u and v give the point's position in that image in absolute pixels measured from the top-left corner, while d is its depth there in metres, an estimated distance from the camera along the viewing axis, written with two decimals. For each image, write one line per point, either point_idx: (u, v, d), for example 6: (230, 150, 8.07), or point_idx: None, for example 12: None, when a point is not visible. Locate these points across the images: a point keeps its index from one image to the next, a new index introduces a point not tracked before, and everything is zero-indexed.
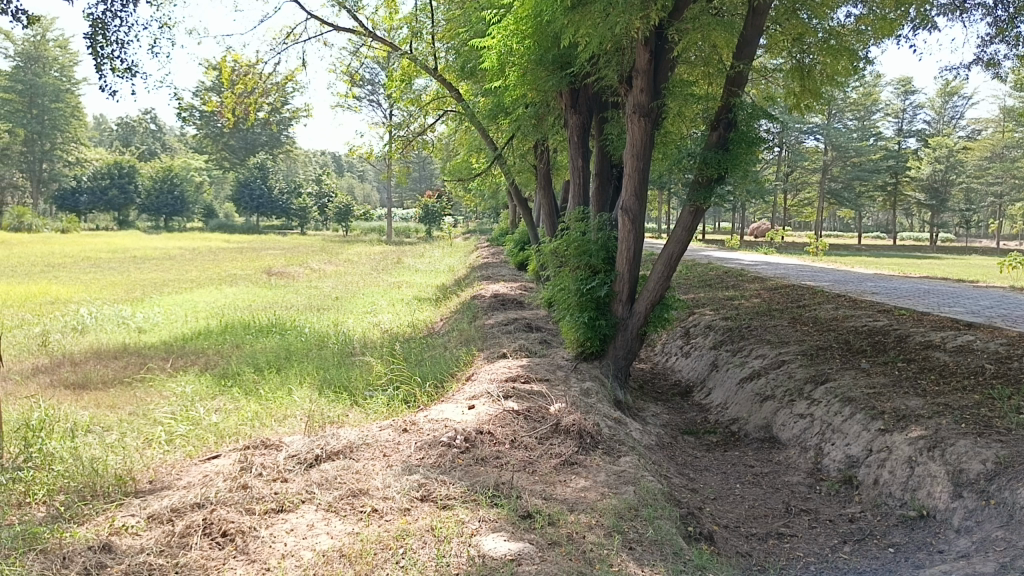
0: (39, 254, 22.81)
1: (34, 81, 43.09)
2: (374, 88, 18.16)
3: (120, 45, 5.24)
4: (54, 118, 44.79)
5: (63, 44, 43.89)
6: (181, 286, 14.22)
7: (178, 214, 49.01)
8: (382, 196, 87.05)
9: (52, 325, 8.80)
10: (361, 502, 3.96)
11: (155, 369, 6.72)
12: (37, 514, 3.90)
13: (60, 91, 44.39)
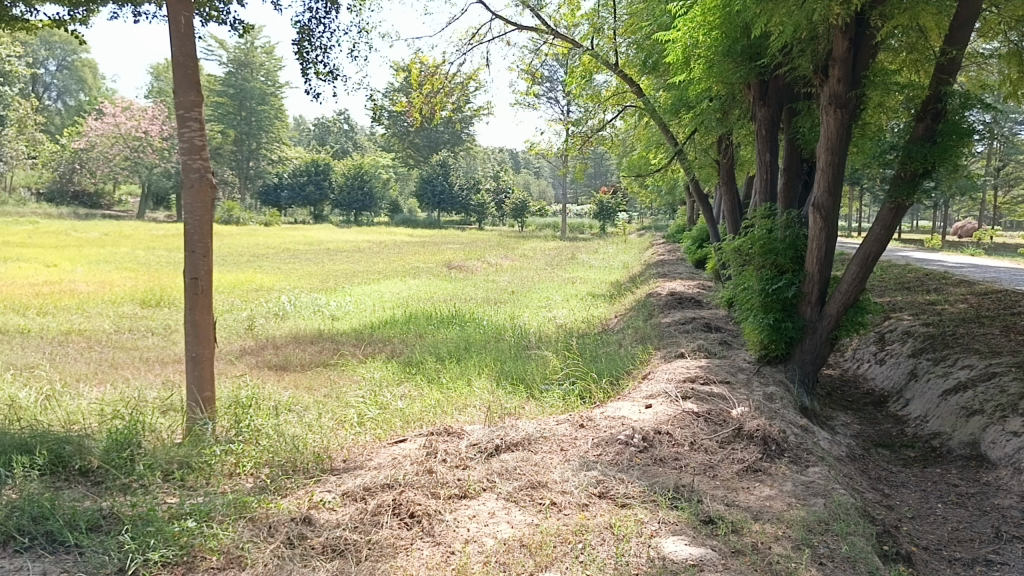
0: (250, 245, 24.92)
1: (244, 86, 46.95)
2: (553, 85, 18.37)
3: (324, 50, 5.56)
4: (260, 119, 48.48)
5: (270, 51, 47.54)
6: (369, 277, 15.01)
7: (366, 208, 51.85)
8: (558, 192, 87.89)
9: (257, 310, 9.57)
10: (540, 494, 4.00)
11: (347, 354, 7.13)
12: (246, 484, 4.24)
13: (266, 94, 47.88)
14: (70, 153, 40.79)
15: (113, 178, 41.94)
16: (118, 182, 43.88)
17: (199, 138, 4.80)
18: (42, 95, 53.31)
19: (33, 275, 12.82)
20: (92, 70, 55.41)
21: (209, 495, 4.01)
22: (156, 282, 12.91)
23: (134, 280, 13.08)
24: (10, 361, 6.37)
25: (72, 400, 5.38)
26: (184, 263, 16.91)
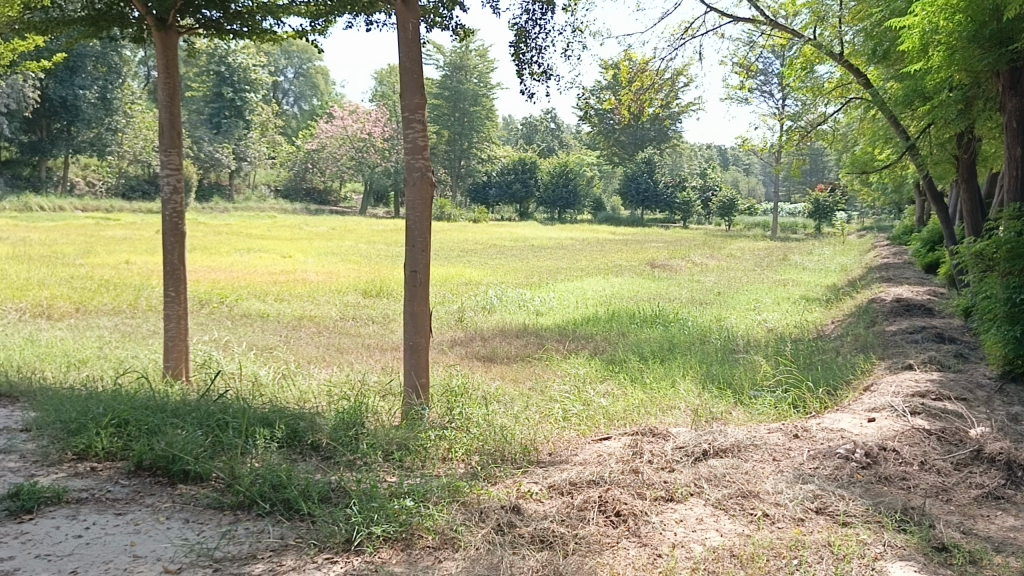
0: (461, 241, 26.01)
1: (458, 88, 48.67)
2: (768, 79, 17.64)
3: (539, 51, 5.66)
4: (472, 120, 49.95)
5: (483, 53, 49.07)
6: (573, 274, 15.19)
7: (571, 206, 52.41)
8: (768, 189, 84.25)
9: (467, 303, 9.98)
10: (752, 504, 3.86)
11: (552, 349, 7.25)
12: (459, 469, 4.42)
13: (478, 96, 49.08)
14: (303, 154, 44.61)
15: (339, 177, 45.32)
16: (344, 180, 47.32)
17: (422, 139, 5.01)
18: (281, 100, 58.56)
19: (272, 265, 14.13)
20: (324, 76, 59.95)
21: (425, 477, 4.21)
22: (376, 273, 13.82)
23: (357, 271, 14.06)
24: (254, 342, 7.06)
25: (304, 380, 5.87)
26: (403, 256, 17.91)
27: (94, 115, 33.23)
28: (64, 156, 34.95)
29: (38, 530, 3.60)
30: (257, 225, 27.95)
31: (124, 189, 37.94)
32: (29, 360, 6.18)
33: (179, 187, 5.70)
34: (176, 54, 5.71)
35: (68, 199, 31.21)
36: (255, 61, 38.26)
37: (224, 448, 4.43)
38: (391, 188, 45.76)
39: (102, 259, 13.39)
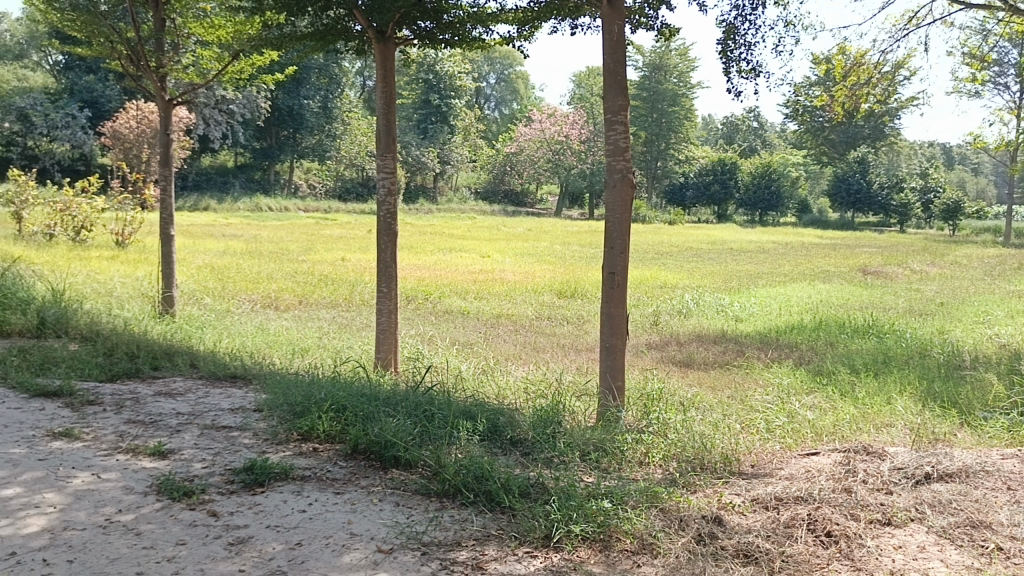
0: (657, 244, 25.71)
1: (657, 88, 47.82)
2: (1005, 70, 16.01)
3: (748, 48, 5.47)
4: (670, 121, 48.88)
5: (683, 52, 47.53)
6: (776, 280, 14.58)
7: (773, 208, 50.27)
8: (1000, 190, 76.47)
9: (663, 307, 9.88)
10: (983, 536, 3.52)
11: (753, 357, 7.00)
12: (657, 475, 4.36)
13: (677, 96, 47.52)
14: (502, 157, 46.15)
15: (536, 179, 46.28)
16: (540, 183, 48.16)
17: (624, 140, 5.00)
18: (483, 105, 60.79)
19: (473, 265, 14.68)
20: (524, 82, 61.46)
21: (623, 480, 4.19)
22: (572, 274, 13.99)
23: (553, 272, 14.31)
24: (456, 338, 7.37)
25: (503, 376, 6.04)
26: (599, 258, 17.95)
27: (317, 123, 36.33)
28: (289, 161, 38.21)
29: (268, 502, 3.95)
30: (458, 225, 29.12)
31: (340, 190, 39.98)
32: (260, 347, 6.80)
33: (393, 189, 6.04)
34: (393, 64, 6.06)
35: (294, 201, 34.08)
36: (460, 68, 39.89)
37: (430, 437, 4.64)
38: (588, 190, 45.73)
39: (322, 256, 14.49)
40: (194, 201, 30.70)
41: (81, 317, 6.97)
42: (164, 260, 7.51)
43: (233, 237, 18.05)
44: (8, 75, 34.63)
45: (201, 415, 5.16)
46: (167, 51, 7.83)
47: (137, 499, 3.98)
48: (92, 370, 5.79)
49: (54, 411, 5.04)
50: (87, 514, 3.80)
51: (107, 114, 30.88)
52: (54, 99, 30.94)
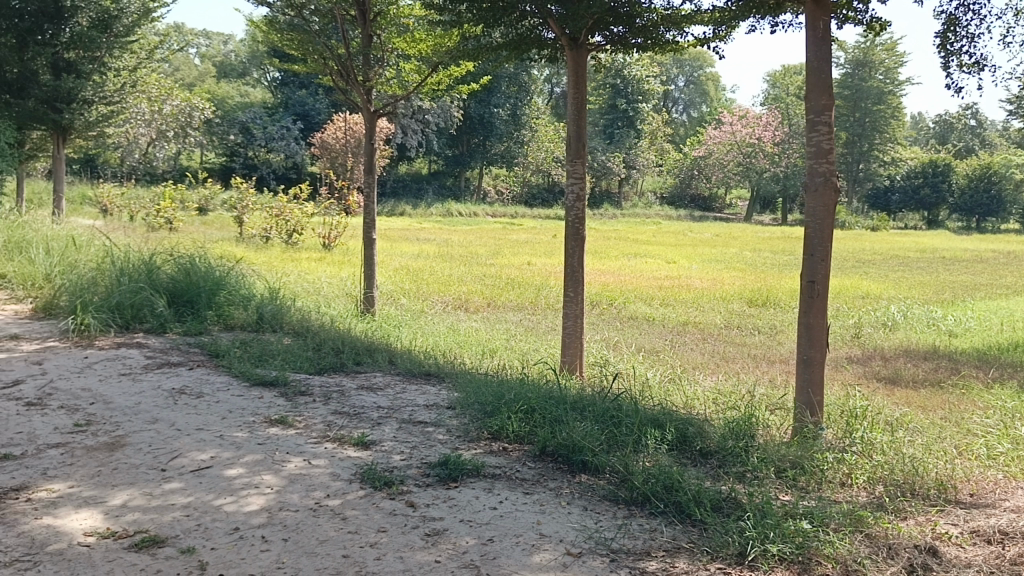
0: (859, 251, 24.16)
1: (860, 86, 44.44)
2: None
3: (972, 39, 5.03)
4: (875, 120, 45.29)
5: (891, 47, 43.60)
6: (998, 292, 13.30)
7: (992, 214, 46.06)
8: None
9: (865, 318, 9.30)
10: None
11: (969, 377, 6.42)
12: (861, 497, 4.10)
13: (883, 93, 44.09)
14: (690, 161, 45.41)
15: (726, 183, 44.91)
16: (729, 187, 46.67)
17: (827, 142, 4.75)
18: (671, 109, 60.10)
19: (658, 271, 14.49)
20: (714, 83, 59.97)
21: (824, 501, 3.97)
22: (763, 282, 13.48)
23: (742, 279, 13.87)
24: (642, 344, 7.31)
25: (691, 385, 5.92)
26: (793, 266, 17.15)
27: (506, 130, 37.39)
28: (478, 168, 39.49)
29: (461, 497, 4.09)
30: (642, 230, 28.85)
31: (527, 196, 40.86)
32: (452, 347, 7.06)
33: (582, 194, 6.08)
34: (585, 70, 6.11)
35: (483, 206, 35.24)
36: (648, 72, 39.48)
37: (619, 444, 4.62)
38: (782, 195, 43.57)
39: (509, 260, 14.83)
40: (391, 206, 32.41)
41: (293, 314, 7.56)
42: (366, 262, 7.98)
43: (426, 241, 18.94)
44: (233, 92, 38.21)
45: (399, 410, 5.43)
46: (372, 65, 8.34)
47: (343, 485, 4.25)
48: (303, 363, 6.26)
49: (271, 399, 5.50)
50: (299, 496, 4.11)
51: (316, 126, 33.34)
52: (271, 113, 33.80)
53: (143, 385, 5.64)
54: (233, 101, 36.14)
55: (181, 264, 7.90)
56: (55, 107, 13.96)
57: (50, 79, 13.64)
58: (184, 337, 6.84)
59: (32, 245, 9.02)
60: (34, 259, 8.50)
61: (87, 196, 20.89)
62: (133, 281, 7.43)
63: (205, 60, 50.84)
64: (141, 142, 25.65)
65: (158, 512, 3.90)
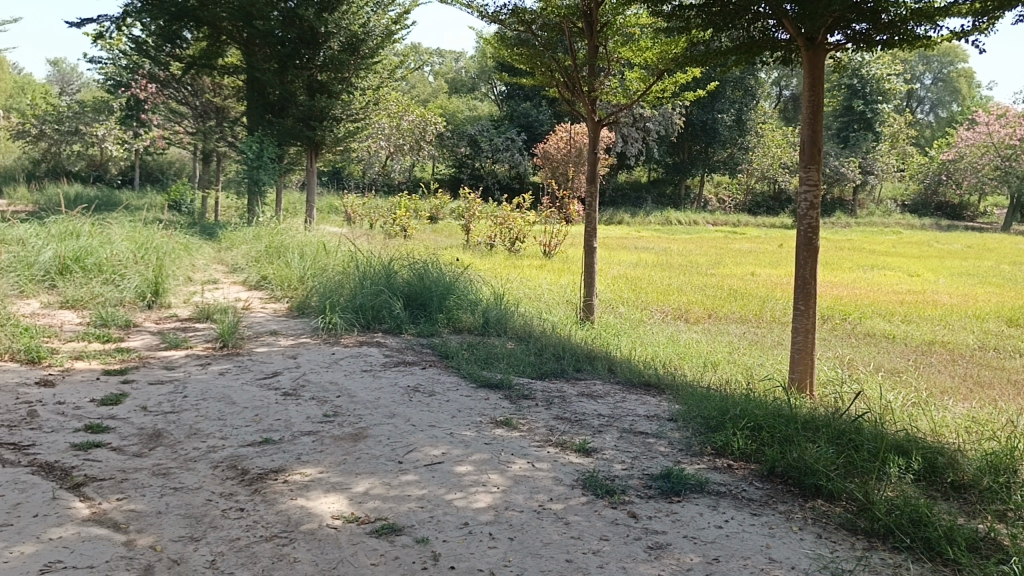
0: None
1: None
2: None
3: None
4: None
5: None
6: None
7: None
8: None
9: None
10: None
11: None
12: None
13: None
14: (937, 165, 41.68)
15: (981, 189, 40.51)
16: (984, 194, 42.21)
17: None
18: (916, 109, 55.61)
19: (899, 284, 13.42)
20: (968, 79, 54.64)
21: None
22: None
23: (1000, 295, 12.50)
24: (881, 364, 6.81)
25: (938, 411, 5.43)
26: None
27: (731, 136, 36.40)
28: (700, 175, 38.73)
29: (685, 513, 4.01)
30: (880, 241, 26.77)
31: (751, 204, 39.39)
32: (672, 358, 6.97)
33: (815, 202, 5.77)
34: (822, 71, 5.80)
35: (704, 214, 34.50)
36: (889, 71, 36.78)
37: (857, 470, 4.34)
38: None
39: (732, 271, 14.38)
40: (610, 215, 32.59)
41: (516, 319, 7.82)
42: (587, 270, 8.07)
43: (646, 249, 18.84)
44: (463, 106, 40.27)
45: (620, 419, 5.43)
46: (597, 75, 8.44)
47: (566, 491, 4.31)
48: (526, 367, 6.45)
49: (496, 401, 5.71)
50: (523, 497, 4.23)
51: (540, 136, 34.37)
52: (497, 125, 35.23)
53: (381, 381, 6.07)
54: (463, 115, 38.09)
55: (415, 269, 8.44)
56: (309, 124, 15.43)
57: (305, 98, 15.07)
58: (417, 338, 7.29)
59: (290, 250, 10.02)
60: (290, 263, 9.44)
61: (334, 206, 22.88)
62: (374, 284, 8.04)
63: (439, 76, 54.03)
64: (381, 155, 27.65)
65: (395, 501, 4.17)
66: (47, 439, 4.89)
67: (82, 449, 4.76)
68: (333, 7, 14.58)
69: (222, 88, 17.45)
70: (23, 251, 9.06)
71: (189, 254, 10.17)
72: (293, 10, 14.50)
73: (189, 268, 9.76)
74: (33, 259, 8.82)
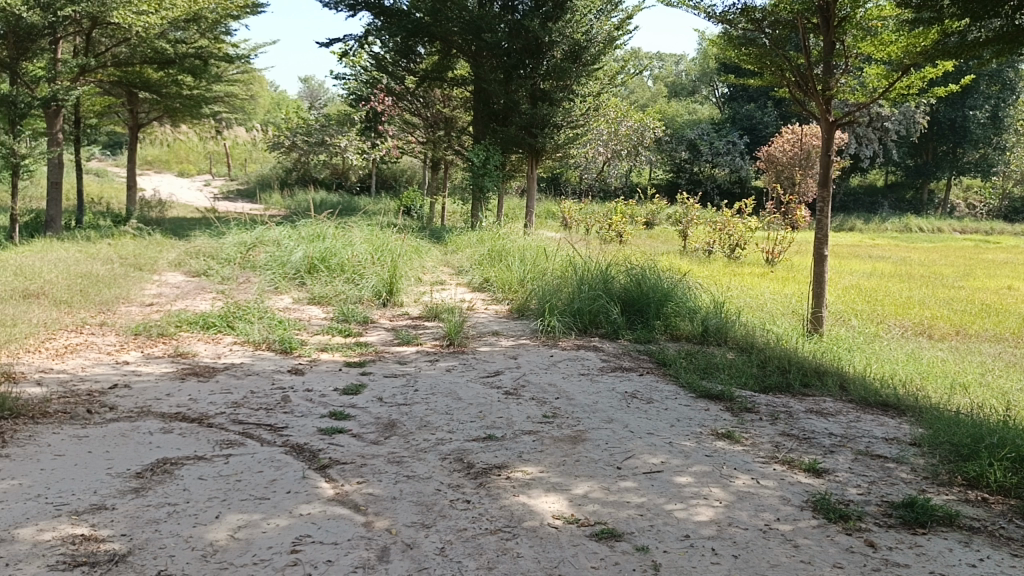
0: None
1: None
2: None
3: None
4: None
5: None
6: None
7: None
8: None
9: None
10: None
11: None
12: None
13: None
14: None
15: None
16: None
17: None
18: None
19: None
20: None
21: None
22: None
23: None
24: None
25: None
26: None
27: (984, 134, 32.97)
28: (946, 179, 35.43)
29: (931, 547, 3.67)
30: None
31: (1008, 210, 35.36)
32: (913, 377, 6.43)
33: None
34: None
35: (950, 221, 31.50)
36: None
37: None
38: None
39: (985, 283, 13.03)
40: (839, 222, 30.66)
41: (738, 328, 7.56)
42: (816, 280, 7.64)
43: (881, 259, 17.50)
44: (682, 111, 39.65)
45: (854, 440, 5.09)
46: (833, 73, 7.99)
47: (794, 511, 4.10)
48: (749, 379, 6.23)
49: (717, 413, 5.55)
50: (748, 515, 4.07)
51: (764, 139, 33.14)
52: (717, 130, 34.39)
53: (599, 386, 6.10)
54: (682, 120, 37.55)
55: (632, 274, 8.42)
56: (531, 132, 15.87)
57: (529, 106, 15.50)
58: (635, 344, 7.27)
59: (511, 254, 10.35)
60: (511, 267, 9.75)
61: (552, 212, 23.36)
62: (592, 289, 8.12)
63: (660, 80, 53.53)
64: (598, 161, 27.81)
65: (615, 507, 4.16)
66: (297, 422, 5.39)
67: (327, 433, 5.20)
68: (558, 17, 15.11)
69: (450, 99, 18.37)
70: (280, 251, 10.07)
71: (420, 257, 10.81)
72: (520, 22, 14.94)
73: (420, 270, 10.37)
74: (287, 259, 9.78)
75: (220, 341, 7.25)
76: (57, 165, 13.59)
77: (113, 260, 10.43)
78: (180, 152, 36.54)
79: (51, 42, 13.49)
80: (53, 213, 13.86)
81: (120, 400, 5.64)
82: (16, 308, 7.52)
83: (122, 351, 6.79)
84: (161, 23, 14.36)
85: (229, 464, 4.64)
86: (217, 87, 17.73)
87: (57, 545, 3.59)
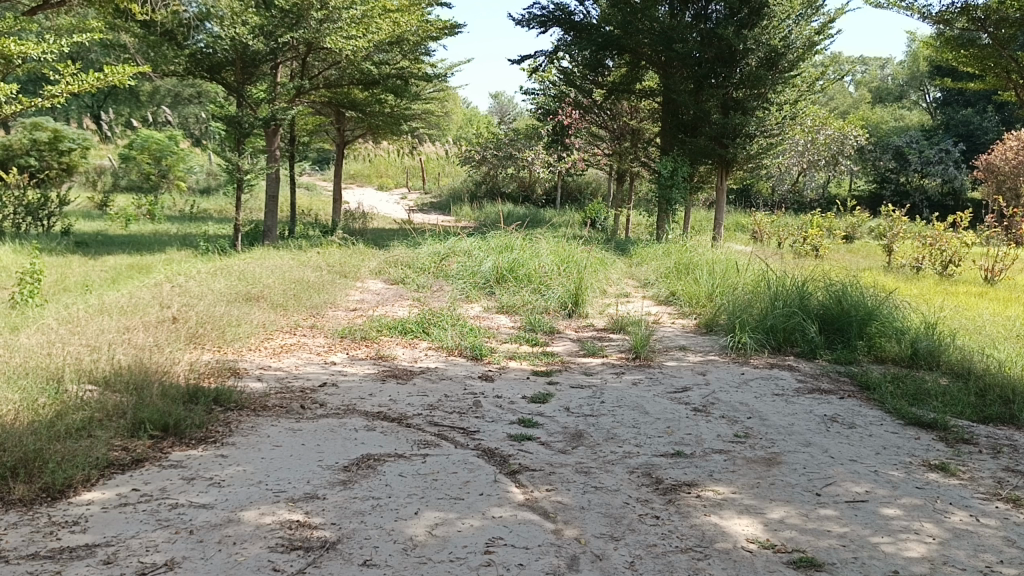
0: None
1: None
2: None
3: None
4: None
5: None
6: None
7: None
8: None
9: None
10: None
11: None
12: None
13: None
14: None
15: None
16: None
17: None
18: None
19: None
20: None
21: None
22: None
23: None
24: None
25: None
26: None
27: None
28: None
29: None
30: None
31: None
32: None
33: None
34: None
35: None
36: None
37: None
38: None
39: None
40: None
41: (953, 351, 6.98)
42: None
43: None
44: (887, 117, 37.29)
45: None
46: None
47: (1020, 554, 3.74)
48: (965, 409, 5.75)
49: (929, 443, 5.17)
50: (966, 554, 3.75)
51: (982, 146, 30.48)
52: (928, 137, 32.00)
53: (795, 407, 5.84)
54: (887, 127, 35.28)
55: (832, 290, 8.02)
56: (722, 142, 15.50)
57: (720, 116, 15.14)
58: (834, 365, 6.92)
59: (700, 267, 10.16)
60: (699, 280, 9.58)
61: (742, 224, 22.67)
62: (787, 305, 7.82)
63: (861, 85, 50.49)
64: (792, 171, 26.68)
65: (814, 535, 3.97)
66: (489, 427, 5.56)
67: (517, 439, 5.33)
68: (754, 24, 14.69)
69: (638, 111, 18.35)
70: (470, 261, 10.48)
71: (606, 269, 10.85)
72: (713, 30, 14.68)
73: (605, 281, 10.42)
74: (478, 269, 10.14)
75: (416, 346, 7.64)
76: (275, 179, 14.86)
77: (322, 267, 11.29)
78: (381, 166, 38.85)
79: (272, 67, 14.80)
80: (270, 224, 15.17)
81: (329, 397, 6.08)
82: (240, 310, 8.29)
83: (330, 353, 7.31)
84: (367, 46, 15.26)
85: (426, 463, 4.87)
86: (415, 104, 18.74)
87: (276, 528, 3.92)
